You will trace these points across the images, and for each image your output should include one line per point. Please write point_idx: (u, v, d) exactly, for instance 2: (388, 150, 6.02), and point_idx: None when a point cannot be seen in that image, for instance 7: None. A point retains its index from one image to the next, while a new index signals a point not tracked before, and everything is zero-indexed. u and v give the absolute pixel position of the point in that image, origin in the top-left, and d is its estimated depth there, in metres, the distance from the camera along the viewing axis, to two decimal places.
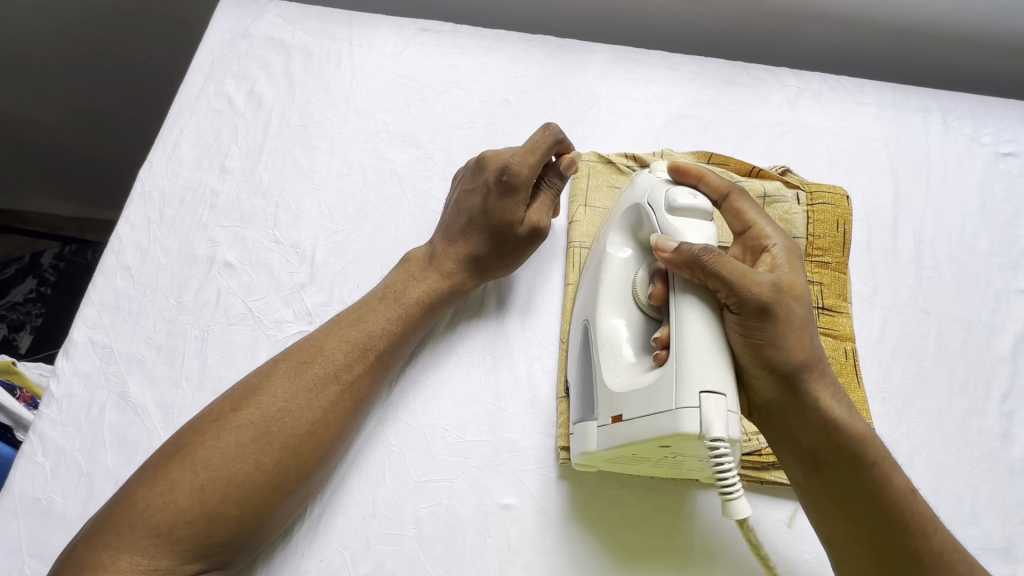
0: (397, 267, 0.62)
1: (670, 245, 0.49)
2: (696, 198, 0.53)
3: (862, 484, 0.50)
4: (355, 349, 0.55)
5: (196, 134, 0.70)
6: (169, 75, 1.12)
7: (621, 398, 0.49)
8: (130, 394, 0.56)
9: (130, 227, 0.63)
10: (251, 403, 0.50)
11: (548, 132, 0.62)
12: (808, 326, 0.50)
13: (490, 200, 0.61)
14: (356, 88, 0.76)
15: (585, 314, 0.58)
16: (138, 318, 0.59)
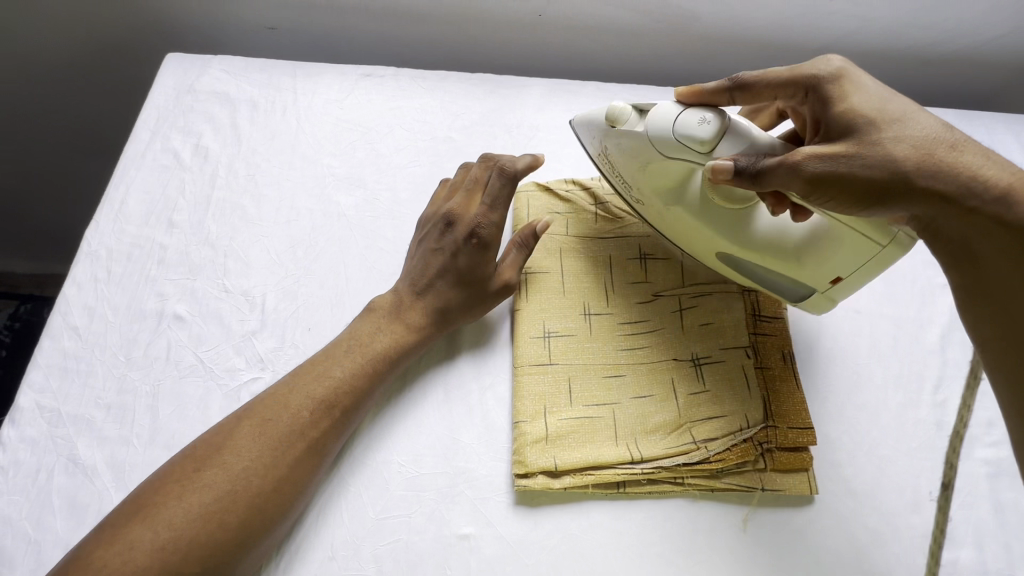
0: (362, 316, 0.63)
1: (723, 166, 0.55)
2: (708, 122, 0.57)
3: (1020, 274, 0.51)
4: (320, 404, 0.55)
5: (143, 190, 0.71)
6: (117, 129, 1.12)
7: (830, 263, 0.59)
8: (79, 456, 0.56)
9: (77, 287, 0.64)
10: (215, 463, 0.51)
11: (506, 183, 0.66)
12: (865, 135, 0.53)
13: (459, 257, 0.65)
14: (302, 135, 0.78)
15: (704, 246, 0.65)
16: (87, 378, 0.59)
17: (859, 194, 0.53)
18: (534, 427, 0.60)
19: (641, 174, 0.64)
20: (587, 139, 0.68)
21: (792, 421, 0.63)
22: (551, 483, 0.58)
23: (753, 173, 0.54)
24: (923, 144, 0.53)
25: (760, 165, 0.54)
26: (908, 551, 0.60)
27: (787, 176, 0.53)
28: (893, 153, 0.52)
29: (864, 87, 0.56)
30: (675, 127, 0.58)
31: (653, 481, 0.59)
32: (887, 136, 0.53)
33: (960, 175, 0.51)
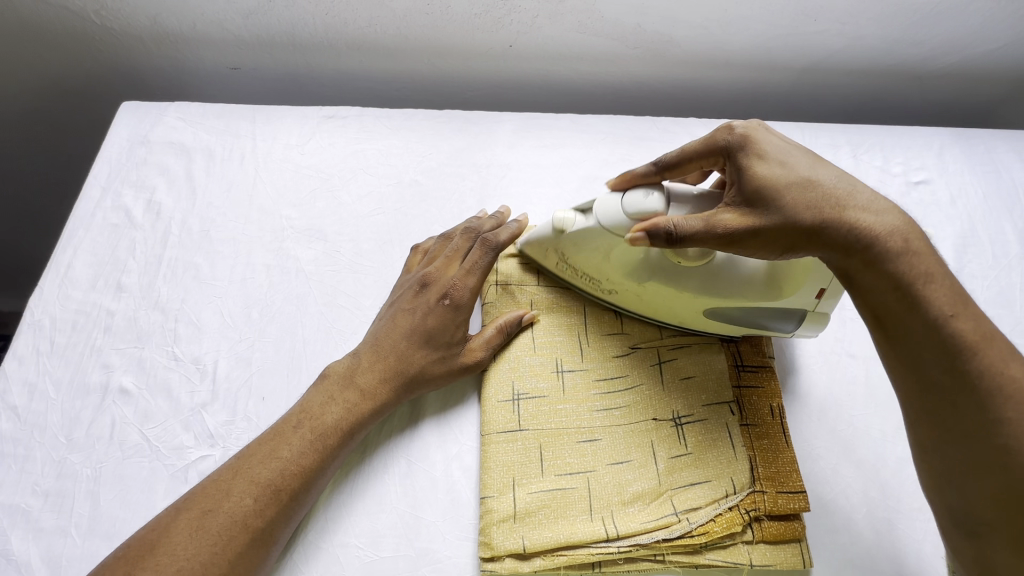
0: (316, 385, 0.59)
1: (640, 232, 0.53)
2: (649, 197, 0.57)
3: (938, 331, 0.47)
4: (265, 491, 0.52)
5: (91, 252, 0.68)
6: (78, 166, 1.08)
7: (803, 288, 0.58)
8: (13, 552, 0.52)
9: (18, 361, 0.60)
10: (147, 566, 0.47)
11: (485, 250, 0.64)
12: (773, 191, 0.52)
13: (430, 320, 0.61)
14: (261, 184, 0.74)
15: (684, 314, 0.63)
16: (24, 463, 0.56)
17: (767, 246, 0.52)
18: (502, 502, 0.56)
19: (601, 261, 0.63)
20: (535, 254, 0.68)
21: (781, 484, 0.57)
22: (519, 567, 0.54)
23: (670, 237, 0.53)
24: (829, 193, 0.52)
25: (679, 227, 0.52)
26: None
27: (705, 237, 0.52)
28: (796, 207, 0.51)
29: (773, 145, 0.55)
30: (624, 211, 0.58)
31: (631, 559, 0.55)
32: (796, 189, 0.51)
33: (865, 229, 0.50)
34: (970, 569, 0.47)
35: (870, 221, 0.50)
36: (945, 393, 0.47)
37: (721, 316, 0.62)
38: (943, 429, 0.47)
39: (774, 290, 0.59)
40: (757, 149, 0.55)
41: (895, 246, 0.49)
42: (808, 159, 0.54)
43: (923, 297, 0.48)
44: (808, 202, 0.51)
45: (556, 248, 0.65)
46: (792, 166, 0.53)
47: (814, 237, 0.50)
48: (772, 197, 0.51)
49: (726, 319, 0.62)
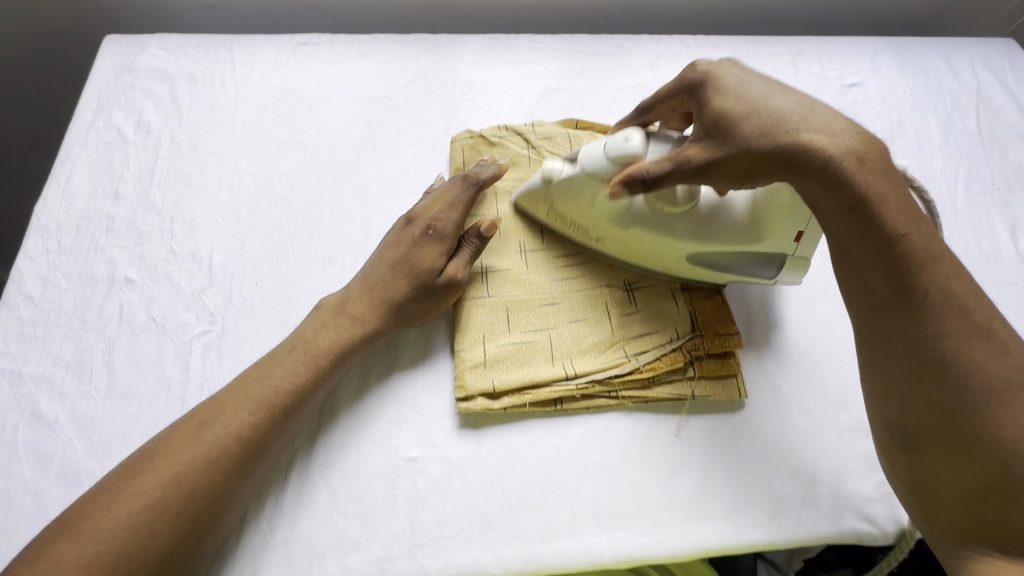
0: (314, 309, 0.64)
1: (613, 189, 0.59)
2: (630, 137, 0.60)
3: (883, 251, 0.48)
4: (258, 408, 0.56)
5: (89, 166, 0.73)
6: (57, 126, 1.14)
7: (783, 232, 0.61)
8: (42, 411, 0.59)
9: (30, 259, 0.67)
10: (147, 470, 0.51)
11: (469, 185, 0.69)
12: (730, 122, 0.52)
13: (414, 251, 0.65)
14: (243, 104, 0.80)
15: (673, 261, 0.66)
16: (44, 340, 0.62)
17: (731, 176, 0.53)
18: (474, 354, 0.63)
19: (587, 208, 0.66)
20: (528, 204, 0.71)
21: (719, 329, 0.65)
22: (490, 405, 0.61)
23: (645, 182, 0.57)
24: (788, 116, 0.51)
25: (650, 172, 0.56)
26: (836, 444, 0.63)
27: (673, 173, 0.55)
28: (753, 133, 0.51)
29: (729, 77, 0.56)
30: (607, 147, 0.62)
31: (589, 396, 0.63)
32: (750, 117, 0.52)
33: (819, 146, 0.49)
34: (899, 480, 0.52)
35: (828, 137, 0.50)
36: (896, 315, 0.49)
37: (700, 258, 0.65)
38: (876, 339, 0.50)
39: (754, 234, 0.61)
40: (715, 83, 0.56)
41: (852, 165, 0.49)
42: (769, 86, 0.54)
43: (877, 213, 0.48)
44: (761, 126, 0.51)
45: (545, 197, 0.68)
46: (746, 96, 0.54)
47: (768, 162, 0.51)
48: (730, 124, 0.52)
49: (705, 263, 0.65)
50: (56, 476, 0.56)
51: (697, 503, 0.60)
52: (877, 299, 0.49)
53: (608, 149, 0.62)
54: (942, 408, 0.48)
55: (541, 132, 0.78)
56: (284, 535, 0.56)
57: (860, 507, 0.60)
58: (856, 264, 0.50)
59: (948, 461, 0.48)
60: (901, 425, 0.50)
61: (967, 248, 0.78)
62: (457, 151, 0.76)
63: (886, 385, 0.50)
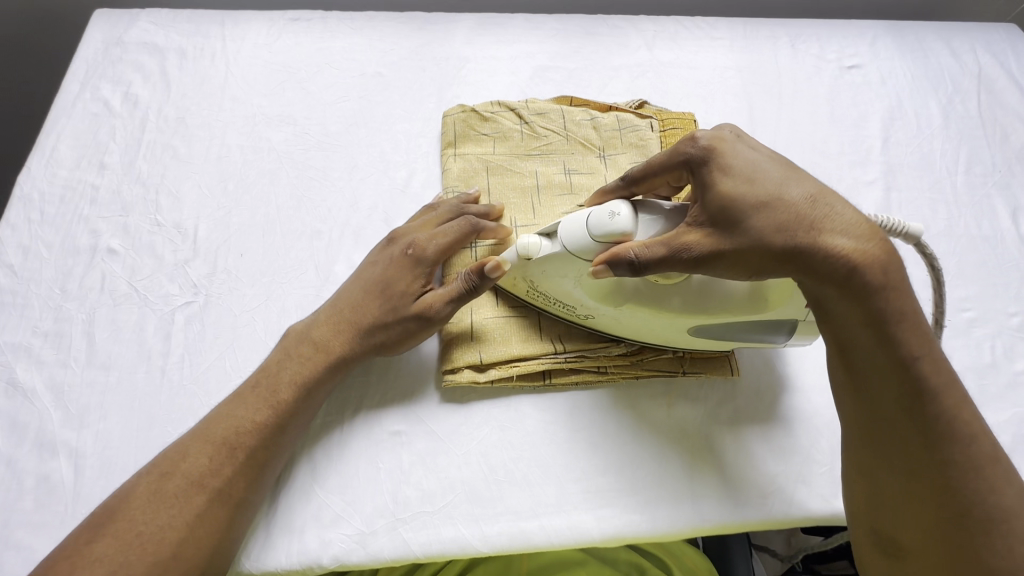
0: (276, 345, 0.59)
1: (598, 271, 0.51)
2: (618, 215, 0.51)
3: (896, 371, 0.46)
4: (221, 450, 0.52)
5: (74, 137, 0.72)
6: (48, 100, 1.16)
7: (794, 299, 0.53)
8: (18, 379, 0.58)
9: (11, 228, 0.65)
10: (109, 532, 0.48)
11: (467, 222, 0.61)
12: (740, 215, 0.47)
13: (390, 270, 0.59)
14: (232, 78, 0.79)
15: (671, 335, 0.58)
16: (23, 309, 0.61)
17: (735, 269, 0.49)
18: (462, 327, 0.62)
19: (572, 289, 0.57)
20: (503, 282, 0.61)
21: None
22: (477, 377, 0.60)
23: (634, 265, 0.49)
24: (802, 213, 0.46)
25: (641, 256, 0.49)
26: (832, 424, 0.62)
27: (669, 264, 0.49)
28: (765, 233, 0.46)
29: (742, 158, 0.49)
30: (587, 224, 0.52)
31: (579, 371, 0.61)
32: (766, 211, 0.46)
33: (844, 255, 0.45)
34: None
35: (844, 244, 0.45)
36: (880, 411, 0.48)
37: (706, 332, 0.57)
38: (879, 444, 0.49)
39: (759, 305, 0.53)
40: (723, 163, 0.49)
41: (877, 280, 0.45)
42: (781, 171, 0.48)
43: (896, 333, 0.46)
44: (778, 223, 0.46)
45: (525, 276, 0.58)
46: (759, 183, 0.47)
47: (775, 264, 0.47)
48: (739, 223, 0.47)
49: (718, 338, 0.58)
50: (31, 445, 0.55)
51: (688, 482, 0.58)
52: (884, 411, 0.48)
53: (592, 226, 0.52)
54: (941, 533, 0.46)
55: (534, 108, 0.77)
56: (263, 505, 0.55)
57: None
58: (865, 374, 0.48)
59: (919, 560, 0.48)
60: (890, 535, 0.49)
61: (967, 230, 0.77)
62: (448, 125, 0.75)
63: (882, 493, 0.49)
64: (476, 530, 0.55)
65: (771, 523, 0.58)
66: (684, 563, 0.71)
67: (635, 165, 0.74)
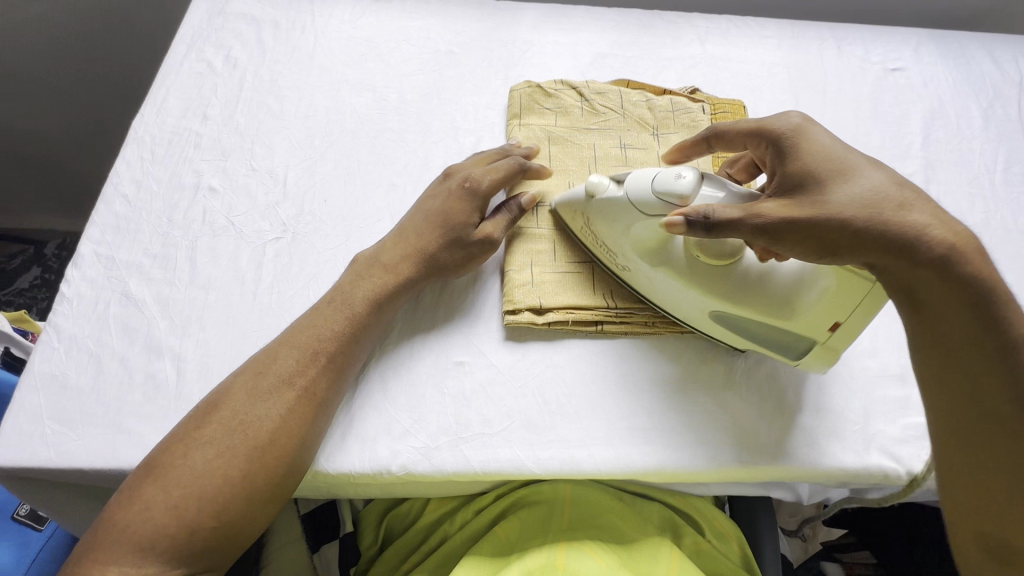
0: (347, 269, 0.65)
1: (676, 223, 0.53)
2: (685, 178, 0.56)
3: (1001, 363, 0.49)
4: (306, 353, 0.58)
5: (181, 91, 0.81)
6: (146, 72, 1.29)
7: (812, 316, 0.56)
8: (131, 291, 0.65)
9: (127, 164, 0.74)
10: (214, 419, 0.54)
11: (515, 161, 0.69)
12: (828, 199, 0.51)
13: (451, 201, 0.66)
14: (320, 48, 0.87)
15: (678, 309, 0.63)
16: (136, 233, 0.69)
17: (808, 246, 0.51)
18: (524, 275, 0.67)
19: (620, 234, 0.61)
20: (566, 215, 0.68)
21: None
22: (535, 320, 0.65)
23: (707, 225, 0.52)
24: (883, 200, 0.51)
25: (715, 214, 0.52)
26: (867, 388, 0.65)
27: (749, 232, 0.52)
28: (846, 214, 0.50)
29: (824, 151, 0.55)
30: (652, 185, 0.57)
31: (630, 322, 0.66)
32: (851, 198, 0.51)
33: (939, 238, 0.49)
34: None
35: (935, 231, 0.49)
36: (991, 408, 0.49)
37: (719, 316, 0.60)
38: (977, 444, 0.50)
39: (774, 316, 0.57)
40: (808, 152, 0.55)
41: (973, 263, 0.49)
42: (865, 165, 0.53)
43: (994, 315, 0.49)
44: (867, 207, 0.50)
45: (583, 211, 0.65)
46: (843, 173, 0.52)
47: (854, 240, 0.50)
48: (821, 199, 0.51)
49: (731, 323, 0.60)
50: (141, 347, 0.62)
51: (726, 427, 0.63)
52: (993, 407, 0.49)
53: (656, 183, 0.57)
54: None
55: (594, 88, 0.83)
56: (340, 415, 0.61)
57: (888, 446, 0.63)
58: (967, 368, 0.50)
59: None
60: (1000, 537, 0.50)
61: (1003, 224, 0.80)
62: (515, 99, 0.82)
63: (988, 495, 0.50)
64: (532, 455, 0.60)
65: (807, 474, 0.61)
66: (714, 526, 0.74)
67: None
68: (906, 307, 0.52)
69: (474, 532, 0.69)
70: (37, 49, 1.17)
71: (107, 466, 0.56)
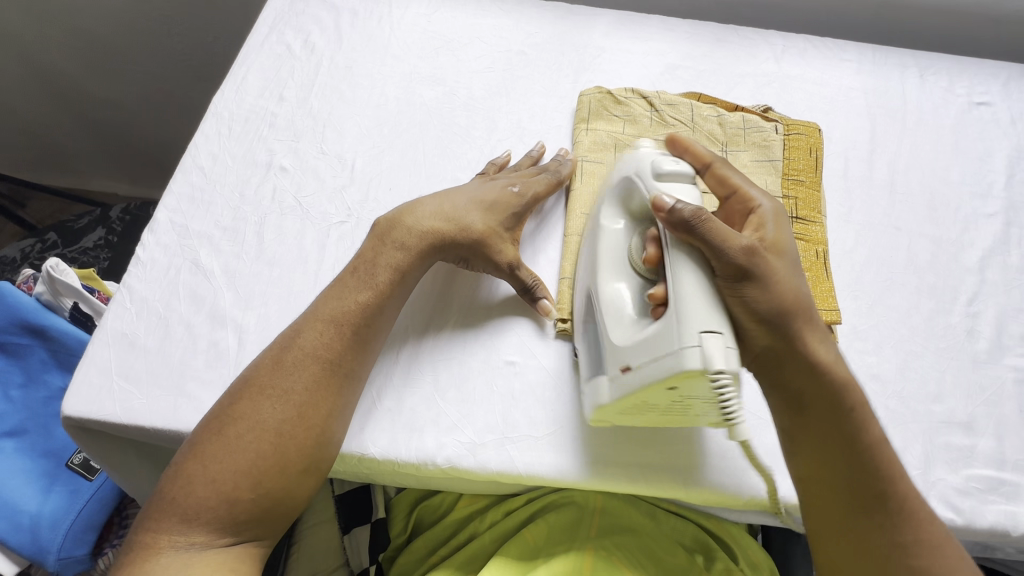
0: (368, 238, 0.64)
1: (665, 202, 0.53)
2: (679, 163, 0.57)
3: (872, 476, 0.53)
4: (330, 326, 0.58)
5: (261, 71, 0.83)
6: (222, 59, 1.34)
7: (626, 351, 0.54)
8: (201, 261, 0.67)
9: (205, 138, 0.76)
10: (244, 395, 0.54)
11: (555, 178, 0.72)
12: (790, 279, 0.55)
13: (497, 208, 0.66)
14: (394, 39, 0.88)
15: (587, 277, 0.62)
16: (209, 205, 0.71)
17: (754, 315, 0.53)
18: None
19: (620, 197, 0.63)
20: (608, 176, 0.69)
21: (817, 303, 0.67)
22: None
23: (686, 223, 0.51)
24: (811, 309, 0.56)
25: (700, 220, 0.51)
26: (928, 433, 0.63)
27: (715, 252, 0.51)
28: (784, 301, 0.54)
29: (786, 243, 0.57)
30: (653, 160, 0.58)
31: None
32: (789, 294, 0.54)
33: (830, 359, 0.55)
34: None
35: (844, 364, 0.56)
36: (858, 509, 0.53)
37: (619, 298, 0.58)
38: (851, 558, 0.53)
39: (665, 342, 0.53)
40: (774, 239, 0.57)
41: (847, 375, 0.56)
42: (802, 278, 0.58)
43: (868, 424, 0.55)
44: (794, 309, 0.54)
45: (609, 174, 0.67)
46: (793, 275, 0.56)
47: (784, 325, 0.54)
48: (774, 271, 0.54)
49: (605, 308, 0.58)
50: (206, 315, 0.64)
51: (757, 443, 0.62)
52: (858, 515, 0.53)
53: (654, 158, 0.59)
54: None
55: (665, 99, 0.82)
56: (391, 404, 0.61)
57: (950, 497, 0.60)
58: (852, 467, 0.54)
59: None
60: None
61: None
62: (585, 104, 0.81)
63: None
64: (573, 461, 0.59)
65: None
66: (749, 559, 0.70)
67: (756, 163, 0.78)
68: (780, 405, 0.57)
69: (504, 533, 0.69)
70: (127, 25, 1.24)
71: (167, 427, 0.58)
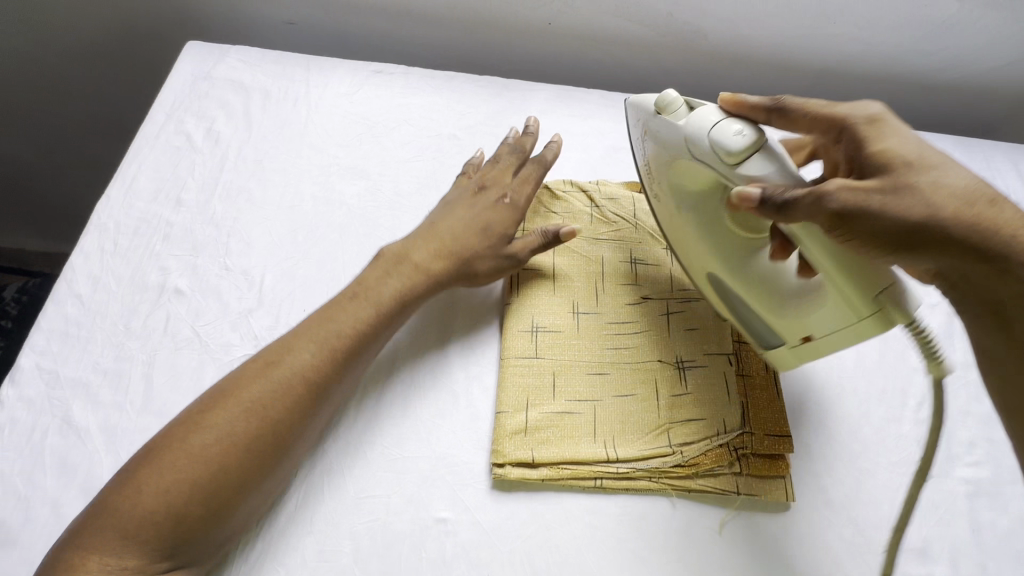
0: (371, 264, 0.65)
1: (750, 193, 0.52)
2: (744, 132, 0.55)
3: None
4: (322, 348, 0.56)
5: (155, 169, 0.74)
6: (128, 119, 1.21)
7: (807, 322, 0.56)
8: (73, 418, 0.57)
9: (85, 256, 0.66)
10: (219, 405, 0.52)
11: (540, 165, 0.74)
12: (934, 190, 0.50)
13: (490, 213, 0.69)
14: (312, 125, 0.80)
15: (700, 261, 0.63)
16: (86, 343, 0.61)
17: (878, 243, 0.49)
18: (516, 417, 0.61)
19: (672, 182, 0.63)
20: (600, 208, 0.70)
21: (769, 427, 0.63)
22: (525, 474, 0.59)
23: (777, 204, 0.51)
24: (983, 199, 0.50)
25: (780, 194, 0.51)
26: None
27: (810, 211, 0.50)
28: (933, 210, 0.49)
29: (901, 145, 0.53)
30: (708, 132, 0.57)
31: (631, 480, 0.60)
32: (941, 198, 0.49)
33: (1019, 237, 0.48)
34: None
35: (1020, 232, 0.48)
36: None
37: (766, 278, 0.58)
38: None
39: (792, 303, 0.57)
40: (875, 142, 0.53)
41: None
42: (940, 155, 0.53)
43: None
44: (956, 216, 0.49)
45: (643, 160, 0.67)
46: (939, 170, 0.51)
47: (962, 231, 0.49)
48: (890, 192, 0.50)
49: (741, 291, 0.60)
50: (77, 490, 0.54)
51: None
52: None
53: (711, 130, 0.57)
54: None
55: (606, 193, 0.77)
56: None
57: None
58: None
59: None
60: None
61: None
62: None
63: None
64: None
65: None
66: None
67: None
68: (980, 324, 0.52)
69: None
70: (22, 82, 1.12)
71: None
